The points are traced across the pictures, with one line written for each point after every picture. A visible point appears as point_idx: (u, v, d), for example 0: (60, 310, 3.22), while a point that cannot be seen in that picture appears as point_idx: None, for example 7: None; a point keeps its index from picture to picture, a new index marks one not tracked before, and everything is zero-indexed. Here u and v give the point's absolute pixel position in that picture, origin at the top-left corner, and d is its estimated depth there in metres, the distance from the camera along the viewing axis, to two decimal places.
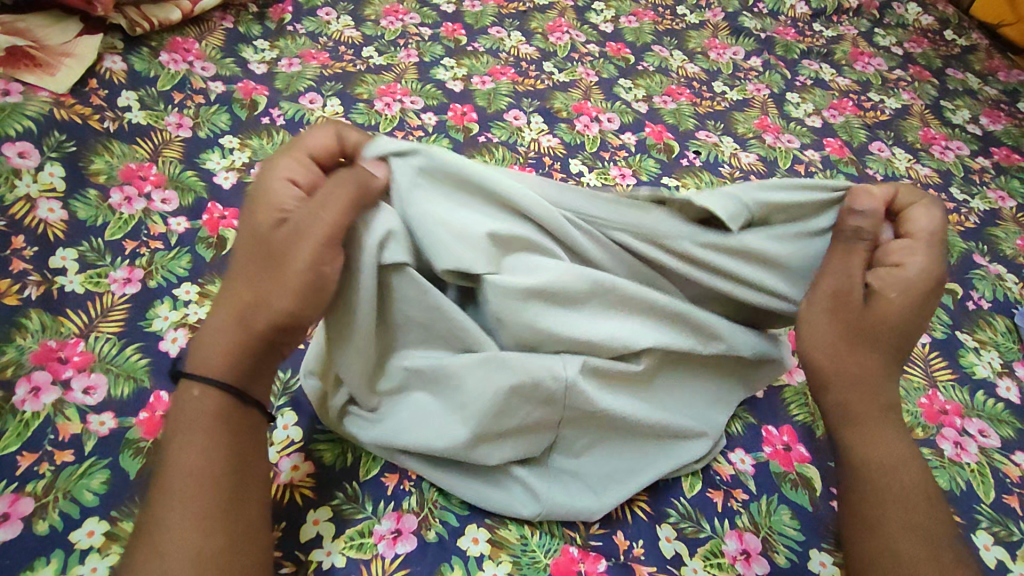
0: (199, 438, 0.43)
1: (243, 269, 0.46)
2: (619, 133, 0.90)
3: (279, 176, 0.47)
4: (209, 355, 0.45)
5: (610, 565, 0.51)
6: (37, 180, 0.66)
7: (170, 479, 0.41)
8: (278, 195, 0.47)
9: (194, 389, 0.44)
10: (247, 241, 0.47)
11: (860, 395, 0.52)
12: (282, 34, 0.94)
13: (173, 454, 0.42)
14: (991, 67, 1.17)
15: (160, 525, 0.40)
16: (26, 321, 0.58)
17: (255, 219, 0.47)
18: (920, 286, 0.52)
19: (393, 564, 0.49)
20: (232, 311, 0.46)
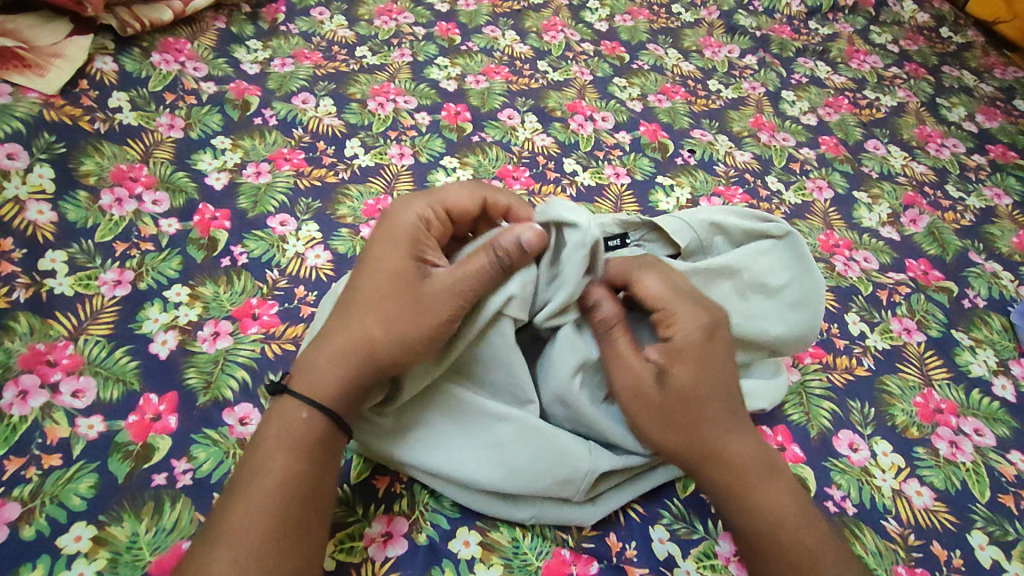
0: (281, 459, 0.45)
1: (370, 304, 0.49)
2: (614, 132, 0.89)
3: (412, 222, 0.52)
4: (321, 379, 0.48)
5: (602, 568, 0.51)
6: (26, 182, 0.66)
7: (252, 485, 0.44)
8: (416, 241, 0.51)
9: (302, 414, 0.47)
10: (373, 277, 0.50)
11: (713, 471, 0.49)
12: (274, 34, 0.93)
13: (260, 464, 0.45)
14: (987, 64, 1.17)
15: (228, 529, 0.42)
16: (15, 324, 0.57)
17: (389, 259, 0.50)
18: (697, 337, 0.50)
19: (383, 567, 0.49)
20: (345, 344, 0.49)
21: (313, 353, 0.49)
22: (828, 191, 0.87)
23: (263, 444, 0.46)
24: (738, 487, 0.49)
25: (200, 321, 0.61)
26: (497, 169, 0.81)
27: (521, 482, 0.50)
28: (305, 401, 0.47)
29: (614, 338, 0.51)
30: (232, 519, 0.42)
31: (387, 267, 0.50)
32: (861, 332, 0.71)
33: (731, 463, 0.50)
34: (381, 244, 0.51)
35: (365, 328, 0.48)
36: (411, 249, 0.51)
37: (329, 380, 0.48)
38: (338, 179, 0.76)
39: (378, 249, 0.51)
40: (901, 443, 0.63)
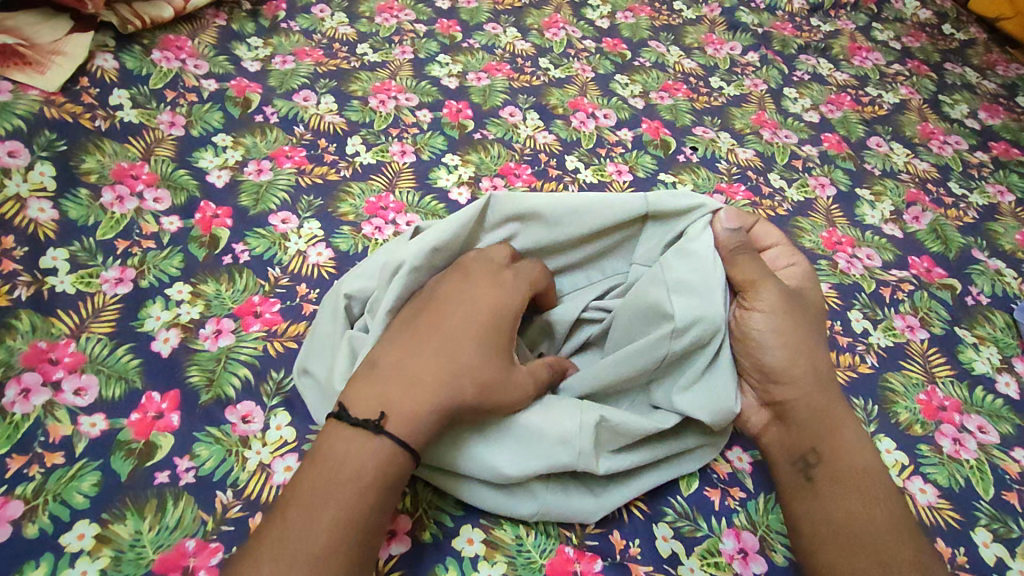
0: (357, 493, 0.41)
1: (468, 358, 0.47)
2: (616, 129, 0.89)
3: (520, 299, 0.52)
4: (405, 429, 0.43)
5: (606, 565, 0.51)
6: (27, 180, 0.66)
7: (322, 509, 0.40)
8: (516, 317, 0.51)
9: (396, 453, 0.43)
10: (478, 333, 0.48)
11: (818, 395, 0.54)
12: (275, 32, 0.93)
13: (328, 490, 0.41)
14: (989, 61, 1.17)
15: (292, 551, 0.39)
16: (16, 322, 0.57)
17: (499, 327, 0.49)
18: (812, 281, 0.61)
19: (387, 565, 0.49)
20: (444, 396, 0.45)
21: (379, 386, 0.45)
22: (830, 189, 0.87)
23: (334, 473, 0.42)
24: (832, 425, 0.53)
25: (202, 319, 0.61)
26: (499, 167, 0.81)
27: (520, 453, 0.49)
28: (398, 443, 0.43)
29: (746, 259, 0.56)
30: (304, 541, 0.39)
31: (492, 333, 0.49)
32: (864, 330, 0.71)
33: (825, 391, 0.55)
34: (488, 298, 0.50)
35: (463, 391, 0.46)
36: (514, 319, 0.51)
37: (418, 416, 0.44)
38: (340, 177, 0.76)
39: (486, 301, 0.50)
40: (904, 441, 0.62)
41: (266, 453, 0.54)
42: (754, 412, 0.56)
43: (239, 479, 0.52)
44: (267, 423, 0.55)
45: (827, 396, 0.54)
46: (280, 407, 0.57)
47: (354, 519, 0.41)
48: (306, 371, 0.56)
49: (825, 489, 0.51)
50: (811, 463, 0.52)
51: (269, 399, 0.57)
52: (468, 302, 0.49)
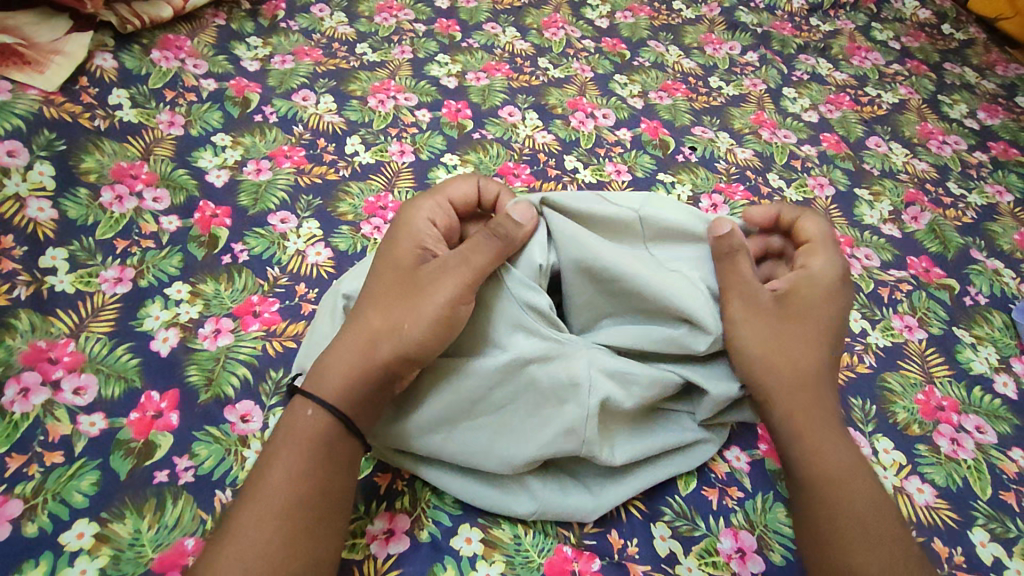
0: (294, 458, 0.46)
1: (381, 300, 0.52)
2: (615, 129, 0.89)
3: (419, 224, 0.55)
4: (334, 377, 0.49)
5: (604, 564, 0.51)
6: (26, 179, 0.66)
7: (262, 483, 0.45)
8: (420, 244, 0.55)
9: (307, 405, 0.48)
10: (384, 275, 0.53)
11: (805, 406, 0.53)
12: (274, 31, 0.93)
13: (269, 464, 0.46)
14: (988, 61, 1.17)
15: (238, 525, 0.43)
16: (16, 322, 0.57)
17: (399, 262, 0.54)
18: (823, 284, 0.58)
19: (385, 564, 0.49)
20: (361, 337, 0.50)
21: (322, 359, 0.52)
22: (829, 189, 0.87)
23: (273, 447, 0.47)
24: (812, 431, 0.52)
25: (201, 318, 0.61)
26: (498, 166, 0.81)
27: (524, 445, 0.50)
28: (315, 398, 0.48)
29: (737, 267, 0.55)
30: (244, 513, 0.44)
31: (393, 270, 0.53)
32: (862, 330, 0.71)
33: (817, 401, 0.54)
34: (386, 247, 0.55)
35: (372, 324, 0.50)
36: (420, 246, 0.54)
37: (338, 369, 0.49)
38: (339, 176, 0.76)
39: (388, 250, 0.55)
40: (902, 440, 0.63)
41: (265, 452, 0.54)
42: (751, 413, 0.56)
43: (238, 477, 0.52)
44: (266, 422, 0.56)
45: (809, 401, 0.53)
46: (278, 406, 0.57)
47: (293, 484, 0.45)
48: (304, 371, 0.56)
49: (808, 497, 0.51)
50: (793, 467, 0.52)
51: (267, 398, 0.57)
52: (379, 257, 0.55)
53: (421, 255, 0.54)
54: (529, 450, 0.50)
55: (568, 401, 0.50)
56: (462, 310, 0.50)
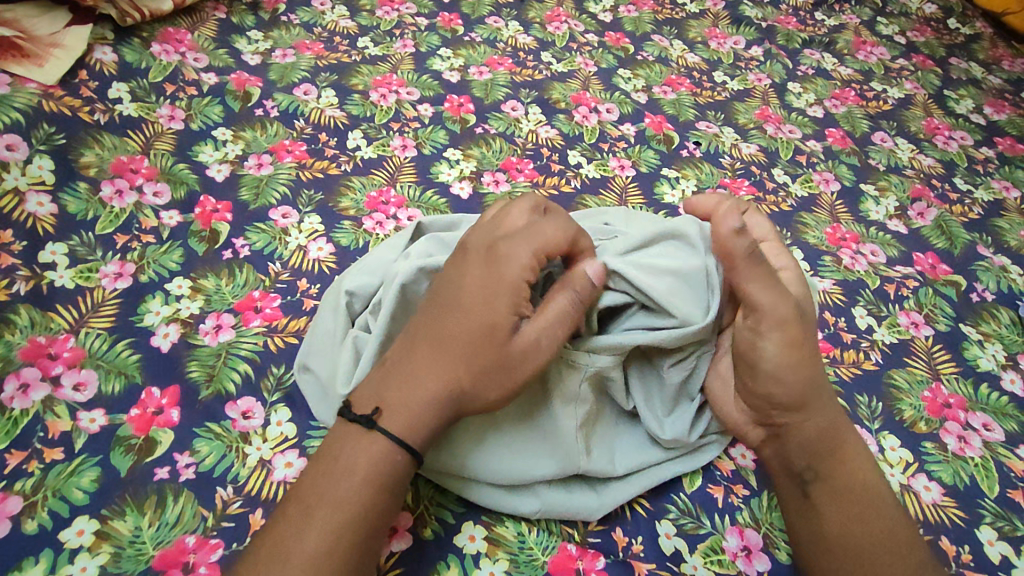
0: (362, 493, 0.44)
1: (463, 351, 0.47)
2: (618, 124, 0.88)
3: (522, 268, 0.49)
4: (410, 416, 0.46)
5: (609, 563, 0.51)
6: (25, 173, 0.65)
7: (323, 509, 0.43)
8: (519, 293, 0.49)
9: (393, 452, 0.45)
10: (472, 321, 0.47)
11: (825, 420, 0.53)
12: (275, 25, 0.92)
13: (332, 490, 0.43)
14: (995, 56, 1.16)
15: (289, 551, 0.41)
16: (15, 317, 0.57)
17: (494, 308, 0.48)
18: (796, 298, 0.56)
19: (388, 562, 0.48)
20: (442, 391, 0.46)
21: (381, 381, 0.48)
22: (835, 184, 0.86)
23: (338, 476, 0.44)
24: (828, 445, 0.52)
25: (202, 314, 0.61)
26: (501, 161, 0.80)
27: (527, 460, 0.52)
28: (396, 442, 0.45)
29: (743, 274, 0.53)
30: (301, 541, 0.41)
31: (483, 313, 0.48)
32: (868, 326, 0.70)
33: (832, 414, 0.53)
34: (476, 280, 0.49)
35: (457, 378, 0.47)
36: (515, 297, 0.48)
37: (417, 417, 0.46)
38: (341, 171, 0.76)
39: (478, 282, 0.49)
40: (909, 437, 0.62)
41: (267, 449, 0.53)
42: (751, 429, 0.55)
43: (240, 475, 0.52)
44: (267, 419, 0.55)
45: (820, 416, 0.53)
46: (280, 402, 0.56)
47: (347, 522, 0.43)
48: (307, 368, 0.56)
49: (823, 504, 0.50)
50: (809, 479, 0.52)
51: (269, 394, 0.57)
52: (459, 291, 0.49)
53: (517, 307, 0.48)
54: (532, 467, 0.51)
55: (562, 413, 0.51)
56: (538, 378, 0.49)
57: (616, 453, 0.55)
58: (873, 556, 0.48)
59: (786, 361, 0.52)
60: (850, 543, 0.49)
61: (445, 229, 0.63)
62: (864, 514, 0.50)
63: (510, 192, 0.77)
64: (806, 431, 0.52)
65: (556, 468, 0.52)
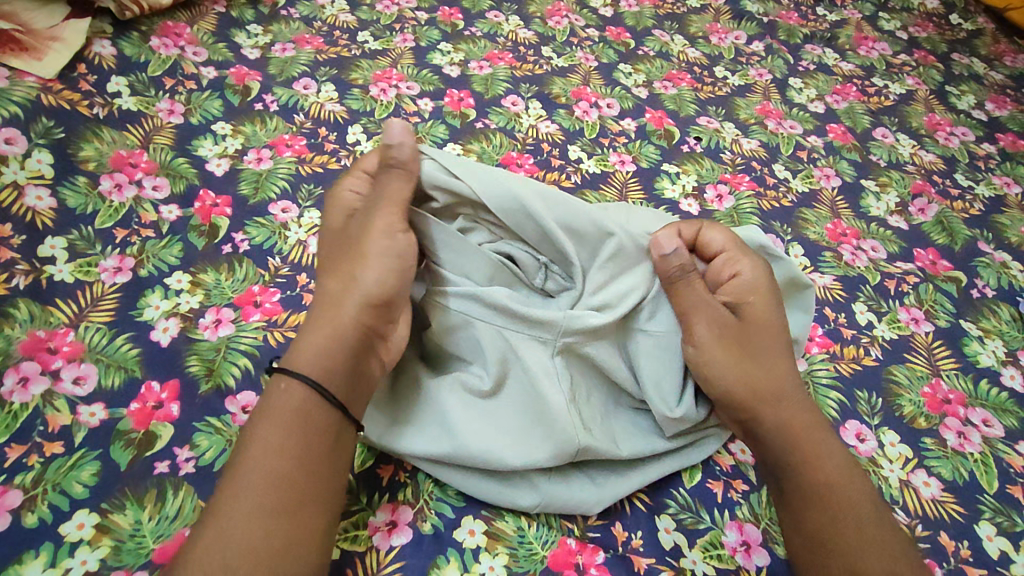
0: (264, 431, 0.46)
1: (348, 272, 0.52)
2: (619, 119, 0.88)
3: (345, 201, 0.57)
4: (312, 341, 0.50)
5: (609, 558, 0.51)
6: (24, 167, 0.65)
7: (244, 465, 0.44)
8: (351, 216, 0.56)
9: (280, 381, 0.48)
10: (329, 251, 0.56)
11: (773, 412, 0.52)
12: (275, 19, 0.92)
13: (252, 441, 0.46)
14: (997, 52, 1.15)
15: (220, 511, 0.43)
16: (15, 311, 0.57)
17: (330, 230, 0.56)
18: (761, 289, 0.55)
19: (388, 556, 0.49)
20: (326, 304, 0.51)
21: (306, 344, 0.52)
22: (835, 180, 0.86)
23: (249, 426, 0.46)
24: (800, 433, 0.52)
25: (202, 309, 0.61)
26: (501, 156, 0.80)
27: (522, 454, 0.50)
28: (313, 384, 0.47)
29: (686, 283, 0.53)
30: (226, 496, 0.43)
31: (341, 243, 0.55)
32: (869, 322, 0.70)
33: (785, 408, 0.53)
34: (333, 237, 0.56)
35: (340, 292, 0.51)
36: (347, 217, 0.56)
37: (310, 343, 0.50)
38: (341, 166, 0.75)
39: (329, 237, 0.56)
40: (909, 434, 0.62)
41: None
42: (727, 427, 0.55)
43: None
44: None
45: (782, 400, 0.53)
46: None
47: (257, 473, 0.44)
48: None
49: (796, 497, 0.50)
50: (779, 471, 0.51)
51: None
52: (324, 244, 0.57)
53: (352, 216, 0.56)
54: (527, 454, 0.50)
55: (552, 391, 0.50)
56: (401, 237, 0.51)
57: (617, 436, 0.54)
58: (864, 553, 0.47)
59: (726, 371, 0.52)
60: (835, 542, 0.48)
61: None
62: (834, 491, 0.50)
63: None
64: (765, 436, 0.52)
65: (554, 451, 0.50)
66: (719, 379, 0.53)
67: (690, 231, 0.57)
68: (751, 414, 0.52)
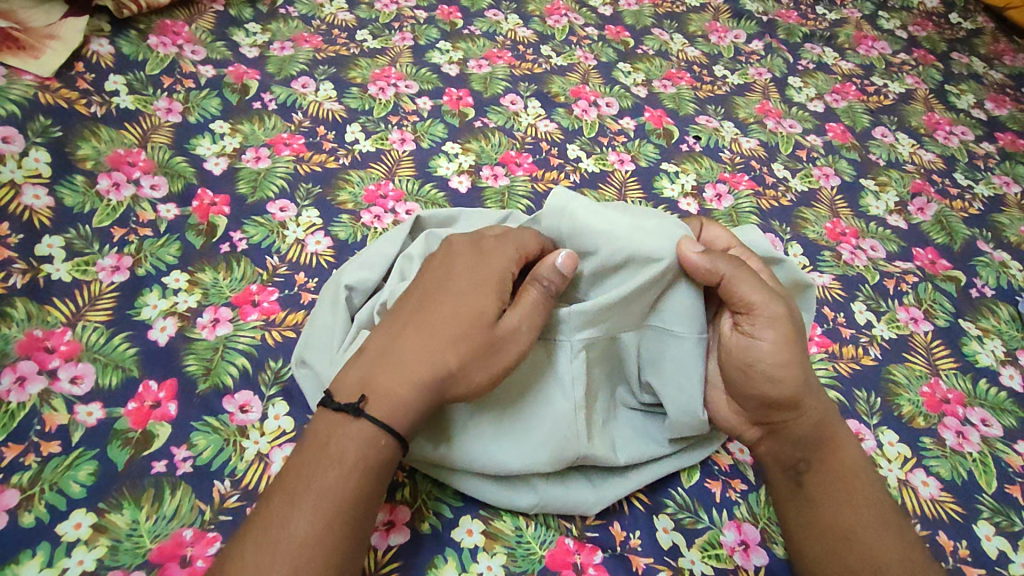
0: (341, 478, 0.42)
1: (461, 342, 0.46)
2: (618, 118, 0.88)
3: (504, 261, 0.51)
4: (398, 400, 0.44)
5: (607, 558, 0.51)
6: (22, 166, 0.65)
7: (307, 499, 0.41)
8: (502, 283, 0.50)
9: (379, 437, 0.43)
10: (452, 302, 0.47)
11: (814, 414, 0.52)
12: (274, 17, 0.91)
13: (317, 475, 0.42)
14: (997, 51, 1.15)
15: (275, 539, 0.40)
16: (12, 310, 0.56)
17: (482, 292, 0.48)
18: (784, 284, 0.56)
19: (385, 556, 0.48)
20: (432, 375, 0.45)
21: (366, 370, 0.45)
22: (834, 179, 0.86)
23: (319, 459, 0.42)
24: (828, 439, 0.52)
25: (200, 308, 0.61)
26: (500, 155, 0.80)
27: (521, 456, 0.50)
28: (383, 426, 0.43)
29: (734, 287, 0.51)
30: (289, 524, 0.40)
31: (470, 301, 0.48)
32: (867, 322, 0.70)
33: (823, 404, 0.53)
34: (466, 277, 0.49)
35: (447, 363, 0.45)
36: (497, 290, 0.49)
37: (399, 403, 0.44)
38: (339, 164, 0.75)
39: (462, 278, 0.49)
40: (907, 433, 0.62)
41: (264, 443, 0.53)
42: (747, 428, 0.54)
43: (237, 469, 0.52)
44: (265, 413, 0.55)
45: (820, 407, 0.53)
46: (278, 396, 0.56)
47: (332, 514, 0.41)
48: (304, 362, 0.56)
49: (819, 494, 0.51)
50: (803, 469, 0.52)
51: (266, 388, 0.57)
52: (450, 275, 0.49)
53: (500, 298, 0.49)
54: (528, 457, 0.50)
55: (557, 396, 0.51)
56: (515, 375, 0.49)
57: (616, 442, 0.54)
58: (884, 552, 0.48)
59: (784, 371, 0.51)
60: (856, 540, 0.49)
61: (442, 224, 0.63)
62: (854, 497, 0.51)
63: (509, 185, 0.77)
64: (800, 428, 0.52)
65: (552, 453, 0.50)
66: (774, 382, 0.51)
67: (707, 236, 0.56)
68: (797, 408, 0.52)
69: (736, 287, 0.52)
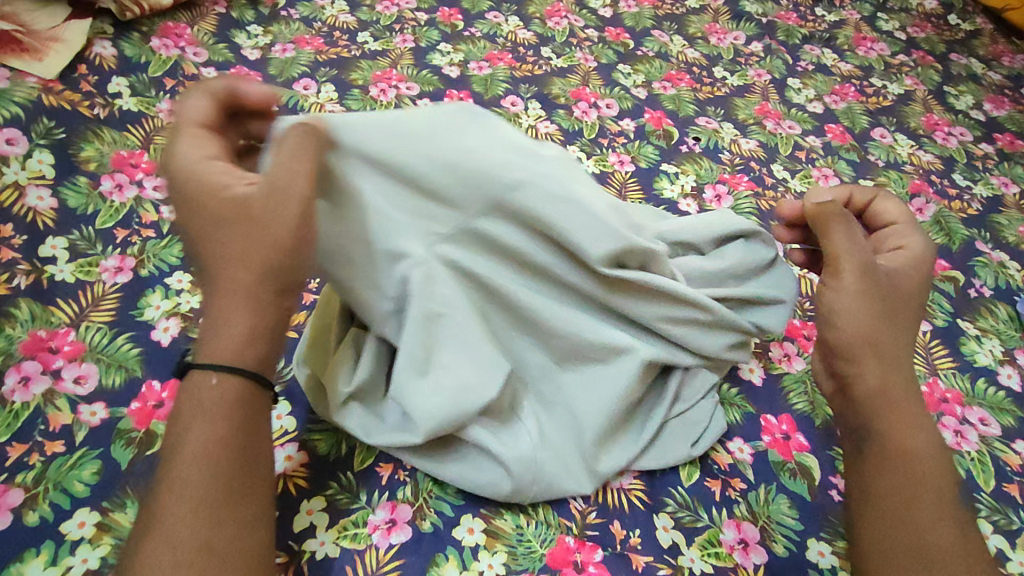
0: (206, 427, 0.36)
1: (237, 250, 0.38)
2: (618, 119, 0.88)
3: (185, 155, 0.40)
4: (218, 350, 0.37)
5: (607, 556, 0.51)
6: (25, 168, 0.66)
7: (174, 475, 0.35)
8: (202, 178, 0.39)
9: (213, 379, 0.37)
10: (201, 243, 0.39)
11: (891, 376, 0.46)
12: (275, 20, 0.92)
13: (178, 439, 0.36)
14: (995, 52, 1.16)
15: (155, 510, 0.35)
16: (16, 311, 0.57)
17: (197, 210, 0.39)
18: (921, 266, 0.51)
19: (387, 555, 0.49)
20: (227, 301, 0.38)
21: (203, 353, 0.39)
22: (834, 180, 0.86)
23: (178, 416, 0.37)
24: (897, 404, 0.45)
25: None
26: None
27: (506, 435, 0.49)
28: (231, 375, 0.37)
29: (841, 225, 0.50)
30: (159, 501, 0.35)
31: (204, 218, 0.38)
32: None
33: (895, 372, 0.46)
34: (186, 213, 0.39)
35: (232, 277, 0.38)
36: (215, 184, 0.39)
37: (228, 349, 0.37)
38: None
39: (184, 210, 0.39)
40: None
41: None
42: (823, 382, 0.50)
43: None
44: None
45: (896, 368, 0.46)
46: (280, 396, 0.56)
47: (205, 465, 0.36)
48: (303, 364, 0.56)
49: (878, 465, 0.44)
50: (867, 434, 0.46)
51: None
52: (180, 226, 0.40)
53: (225, 181, 0.39)
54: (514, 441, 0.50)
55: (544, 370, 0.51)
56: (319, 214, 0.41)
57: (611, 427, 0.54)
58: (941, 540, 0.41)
59: (856, 314, 0.47)
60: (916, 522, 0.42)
61: None
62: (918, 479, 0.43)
63: None
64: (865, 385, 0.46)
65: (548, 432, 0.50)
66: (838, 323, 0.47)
67: (862, 198, 0.57)
68: (860, 364, 0.46)
69: (832, 233, 0.50)
